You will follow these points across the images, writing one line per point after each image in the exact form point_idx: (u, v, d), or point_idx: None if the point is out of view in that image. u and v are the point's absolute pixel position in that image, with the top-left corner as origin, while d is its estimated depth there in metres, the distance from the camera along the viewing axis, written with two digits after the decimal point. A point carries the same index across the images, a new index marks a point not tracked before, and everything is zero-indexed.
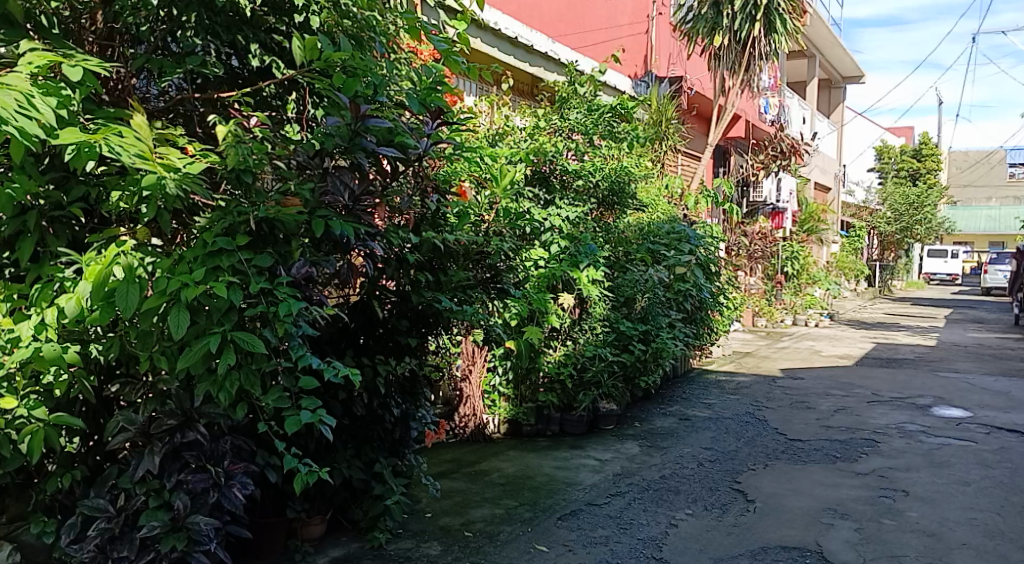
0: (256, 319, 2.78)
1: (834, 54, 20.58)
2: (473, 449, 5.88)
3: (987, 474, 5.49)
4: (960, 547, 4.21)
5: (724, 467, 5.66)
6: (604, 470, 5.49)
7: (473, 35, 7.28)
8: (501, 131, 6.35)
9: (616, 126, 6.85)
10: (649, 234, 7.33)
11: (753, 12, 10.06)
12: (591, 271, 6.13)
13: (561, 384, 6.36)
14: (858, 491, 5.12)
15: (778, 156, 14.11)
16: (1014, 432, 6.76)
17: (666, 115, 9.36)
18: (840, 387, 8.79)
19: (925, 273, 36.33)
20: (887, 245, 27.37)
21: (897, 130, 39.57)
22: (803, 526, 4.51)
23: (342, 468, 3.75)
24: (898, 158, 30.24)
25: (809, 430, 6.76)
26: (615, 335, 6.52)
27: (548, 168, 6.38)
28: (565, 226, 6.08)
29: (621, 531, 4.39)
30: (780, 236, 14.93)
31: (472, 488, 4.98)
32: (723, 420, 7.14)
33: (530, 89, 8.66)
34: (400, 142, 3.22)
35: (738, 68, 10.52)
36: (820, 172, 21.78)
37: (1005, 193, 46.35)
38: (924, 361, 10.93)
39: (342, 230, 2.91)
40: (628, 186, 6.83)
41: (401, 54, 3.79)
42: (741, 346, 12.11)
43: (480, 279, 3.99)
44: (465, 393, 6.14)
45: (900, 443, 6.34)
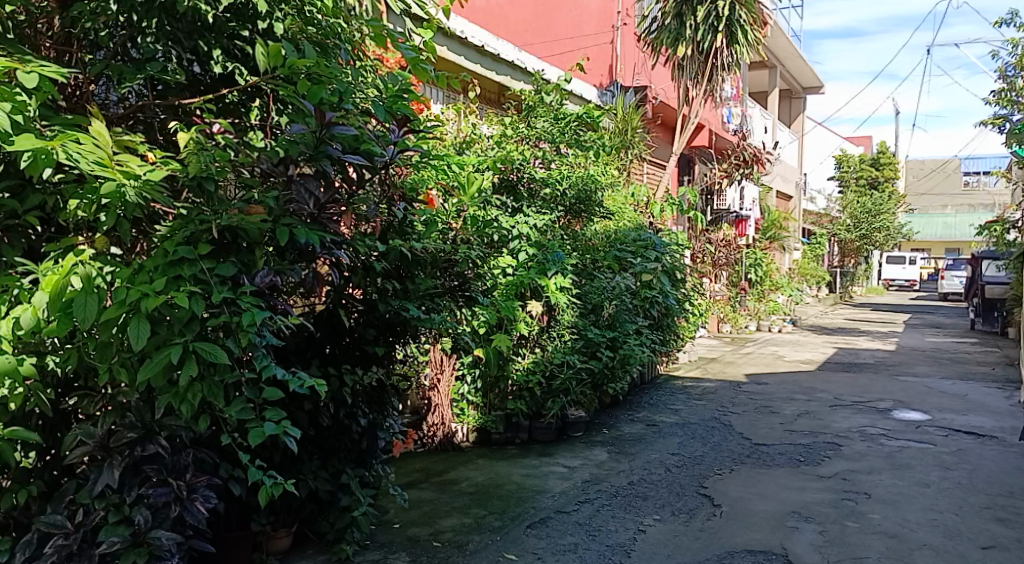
0: (219, 329, 2.73)
1: (795, 65, 20.99)
2: (442, 459, 5.85)
3: (946, 475, 5.61)
4: (921, 548, 4.28)
5: (691, 472, 5.70)
6: (573, 477, 5.50)
7: (440, 43, 7.28)
8: (469, 139, 6.35)
9: (582, 135, 6.92)
10: (617, 242, 7.34)
11: (715, 23, 10.20)
12: (559, 278, 6.10)
13: (530, 392, 6.26)
14: (822, 494, 5.19)
15: (740, 165, 14.35)
16: (971, 434, 6.92)
17: (632, 124, 9.45)
18: (803, 392, 8.93)
19: (885, 279, 37.05)
20: (847, 252, 27.94)
21: (856, 139, 40.43)
22: (768, 529, 4.56)
23: (308, 480, 3.70)
24: (857, 167, 30.79)
25: (774, 435, 6.85)
26: (583, 342, 6.58)
27: (516, 176, 6.36)
28: (533, 233, 6.01)
29: (590, 537, 4.40)
30: (743, 243, 15.17)
31: (441, 497, 4.95)
32: (690, 425, 7.20)
33: (497, 98, 8.69)
34: (367, 149, 3.19)
35: (700, 78, 10.68)
36: (783, 180, 22.19)
37: (960, 200, 47.58)
38: (885, 365, 11.14)
39: (307, 238, 2.87)
40: (595, 195, 6.81)
41: (366, 62, 3.77)
42: (707, 352, 12.24)
43: (448, 287, 3.99)
44: (433, 401, 6.14)
45: (862, 446, 6.45)
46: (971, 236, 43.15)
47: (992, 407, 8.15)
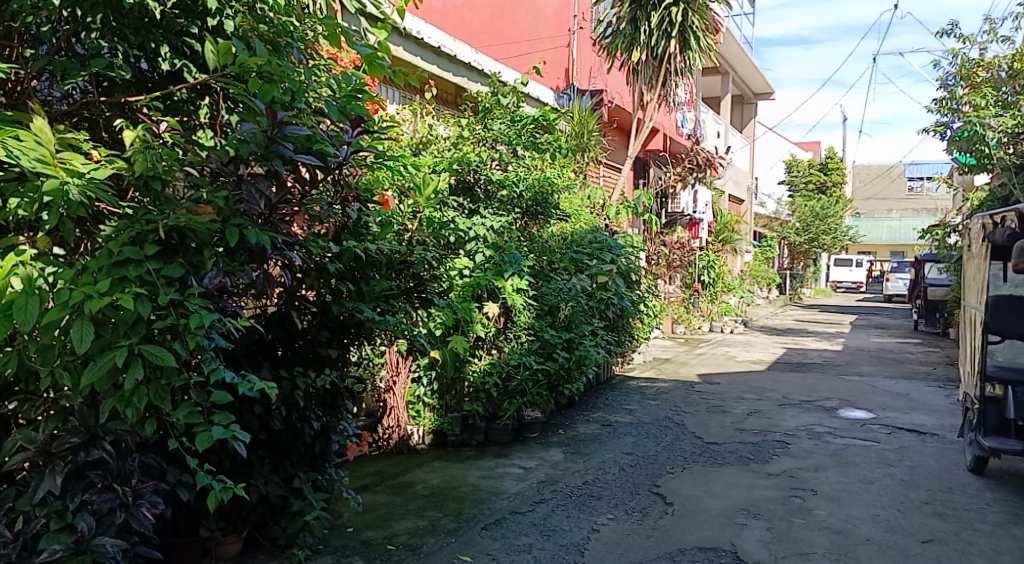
0: (166, 332, 2.67)
1: (747, 71, 21.40)
2: (398, 462, 5.81)
3: (888, 472, 5.77)
4: (864, 543, 4.39)
5: (644, 472, 5.77)
6: (528, 477, 5.52)
7: (395, 43, 7.24)
8: (425, 140, 6.34)
9: (538, 137, 6.96)
10: (573, 244, 7.44)
11: (668, 29, 10.33)
12: (516, 280, 6.19)
13: (487, 393, 6.27)
14: (769, 492, 5.30)
15: (693, 169, 14.49)
16: (913, 432, 7.14)
17: (588, 127, 9.51)
18: (753, 391, 9.11)
19: (832, 281, 37.97)
20: (797, 255, 28.60)
21: (806, 145, 41.40)
22: (718, 527, 4.64)
23: (258, 484, 3.63)
24: (806, 171, 31.52)
25: (725, 434, 6.97)
26: (539, 343, 6.64)
27: (472, 178, 6.34)
28: (491, 235, 6.03)
29: (544, 538, 4.42)
30: (696, 246, 15.43)
31: (396, 500, 4.92)
32: (644, 425, 7.28)
33: (454, 99, 8.66)
34: (320, 149, 3.14)
35: (655, 83, 10.78)
36: (735, 184, 22.63)
37: (904, 204, 49.01)
38: (831, 365, 11.43)
39: (257, 239, 2.82)
40: (552, 197, 6.81)
41: (319, 60, 3.73)
42: (661, 353, 12.40)
43: (404, 289, 3.97)
44: (389, 403, 6.06)
45: (809, 444, 6.60)
46: (915, 239, 44.49)
47: (933, 406, 8.42)
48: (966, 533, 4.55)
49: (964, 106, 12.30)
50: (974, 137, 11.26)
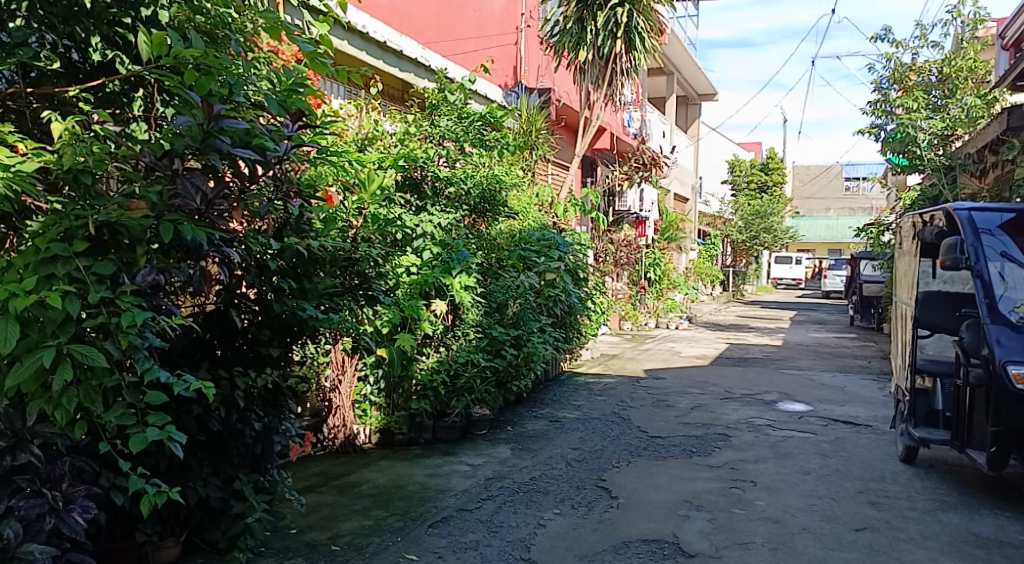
0: (97, 331, 2.61)
1: (692, 72, 21.72)
2: (343, 462, 5.74)
3: (824, 463, 5.95)
4: (801, 532, 4.52)
5: (590, 466, 5.82)
6: (475, 475, 5.52)
7: (338, 36, 7.11)
8: (371, 136, 6.28)
9: (485, 135, 6.90)
10: (521, 242, 7.41)
11: (614, 29, 10.43)
12: (464, 278, 6.12)
13: (434, 391, 6.23)
14: (711, 484, 5.40)
15: (640, 168, 14.65)
16: (848, 424, 7.37)
17: (536, 125, 9.53)
18: (696, 386, 9.29)
19: (773, 278, 38.89)
20: (739, 252, 29.25)
21: (748, 145, 42.33)
22: (661, 519, 4.71)
23: (196, 487, 3.53)
24: (748, 172, 32.27)
25: (669, 428, 7.08)
26: (487, 341, 6.60)
27: (420, 174, 6.33)
28: (438, 232, 6.01)
29: (491, 534, 4.43)
30: (642, 243, 15.68)
31: (341, 500, 4.86)
32: (591, 420, 7.35)
33: (400, 94, 8.58)
34: (258, 143, 3.05)
35: (601, 82, 10.88)
36: (679, 183, 23.00)
37: (842, 204, 50.48)
38: (771, 360, 11.71)
39: (193, 235, 2.74)
40: (500, 195, 6.82)
41: (259, 53, 3.64)
42: (608, 349, 12.52)
43: (348, 287, 3.91)
44: (334, 403, 5.97)
45: (749, 437, 6.75)
46: (851, 237, 45.86)
47: (867, 398, 8.70)
48: (897, 520, 4.71)
49: (897, 109, 12.75)
50: (907, 139, 11.72)
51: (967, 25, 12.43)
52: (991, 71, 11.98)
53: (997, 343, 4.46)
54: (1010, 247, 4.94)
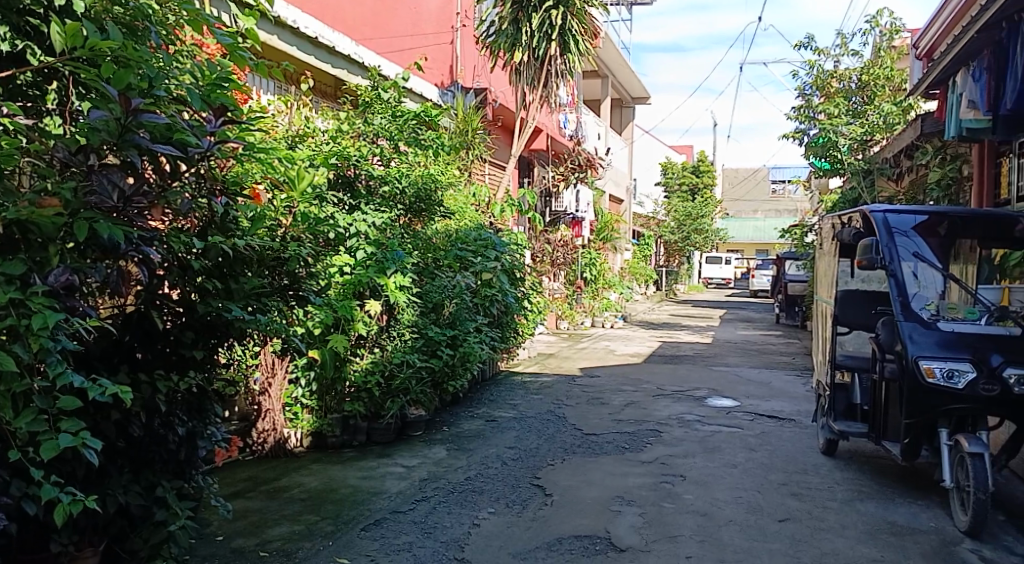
0: (4, 333, 2.49)
1: (626, 76, 22.08)
2: (273, 466, 5.62)
3: (750, 456, 6.13)
4: (727, 524, 4.64)
5: (525, 464, 5.86)
6: (410, 476, 5.49)
7: (267, 31, 6.94)
8: (302, 133, 6.19)
9: (420, 134, 6.89)
10: (458, 242, 7.41)
11: (549, 31, 10.50)
12: (399, 277, 6.08)
13: (369, 393, 6.17)
14: (642, 479, 5.51)
15: (575, 169, 14.87)
16: (774, 418, 7.61)
17: (472, 125, 9.51)
18: (630, 383, 9.45)
19: (704, 278, 39.77)
20: (672, 253, 29.86)
21: (680, 148, 43.29)
22: (593, 515, 4.77)
23: (116, 496, 3.34)
24: (680, 174, 33.00)
25: (603, 425, 7.18)
26: (423, 341, 6.57)
27: (353, 173, 6.25)
28: (372, 232, 5.95)
29: (425, 535, 4.41)
30: (579, 243, 15.95)
31: (270, 505, 4.77)
32: (526, 419, 7.40)
33: (333, 91, 8.45)
34: (179, 139, 2.98)
35: (537, 84, 10.95)
36: (614, 184, 23.36)
37: (769, 206, 52.09)
38: (701, 357, 12.00)
39: (109, 234, 2.64)
40: (435, 194, 6.76)
41: (182, 46, 3.55)
42: (544, 348, 12.59)
43: (277, 287, 3.83)
44: (264, 407, 5.84)
45: (680, 432, 6.90)
46: (777, 238, 47.38)
47: (791, 393, 9.02)
48: (817, 510, 4.89)
49: (819, 114, 13.20)
50: (829, 144, 12.20)
51: (884, 35, 12.97)
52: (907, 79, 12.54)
53: (909, 339, 4.65)
54: (922, 247, 5.18)
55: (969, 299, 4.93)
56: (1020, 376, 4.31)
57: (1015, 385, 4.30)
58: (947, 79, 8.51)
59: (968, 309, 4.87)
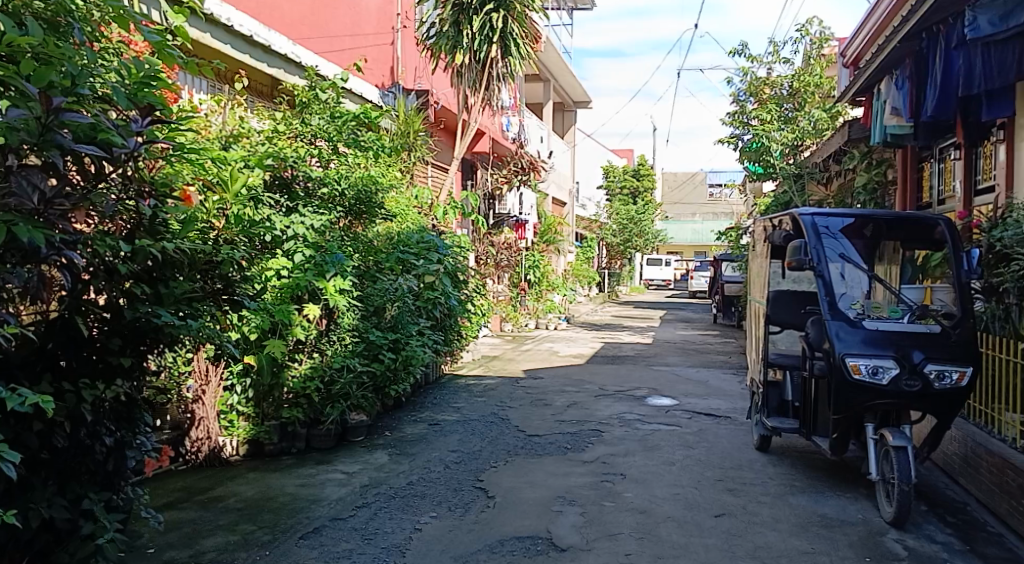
0: None
1: (568, 80, 22.27)
2: (207, 475, 5.48)
3: (688, 453, 6.25)
4: (665, 521, 4.72)
5: (468, 467, 5.85)
6: (350, 482, 5.42)
7: (197, 27, 6.75)
8: (235, 133, 6.04)
9: (360, 135, 6.78)
10: (400, 244, 7.40)
11: (490, 34, 10.51)
12: (339, 280, 5.98)
13: (308, 398, 6.08)
14: (584, 479, 5.56)
15: (518, 172, 15.25)
16: (711, 416, 7.78)
17: (413, 127, 9.45)
18: (572, 384, 9.53)
19: (645, 280, 40.37)
20: (614, 255, 30.26)
21: (621, 151, 43.87)
22: (535, 516, 4.79)
23: (40, 508, 3.19)
24: (621, 177, 33.42)
25: (545, 426, 7.22)
26: (364, 345, 6.45)
27: (290, 174, 6.06)
28: (310, 234, 5.89)
29: (365, 542, 4.36)
30: (522, 246, 16.06)
31: (205, 516, 4.65)
32: (469, 422, 7.38)
33: (269, 91, 8.30)
34: (104, 139, 2.90)
35: (478, 86, 10.94)
36: (557, 187, 23.53)
37: (707, 209, 53.23)
38: (642, 357, 12.18)
39: (30, 238, 2.53)
40: (377, 196, 6.63)
41: (107, 43, 3.44)
42: (488, 351, 12.59)
43: (210, 291, 3.73)
44: (198, 414, 5.68)
45: (621, 431, 6.99)
46: (714, 240, 48.47)
47: (727, 391, 9.23)
48: (752, 505, 5.02)
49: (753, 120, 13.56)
50: (762, 149, 12.57)
51: (814, 43, 13.40)
52: (835, 87, 12.98)
53: (836, 337, 4.81)
54: (848, 249, 5.39)
55: (893, 299, 5.14)
56: (939, 372, 4.51)
57: (934, 380, 4.49)
58: (874, 87, 8.82)
59: (892, 309, 5.08)
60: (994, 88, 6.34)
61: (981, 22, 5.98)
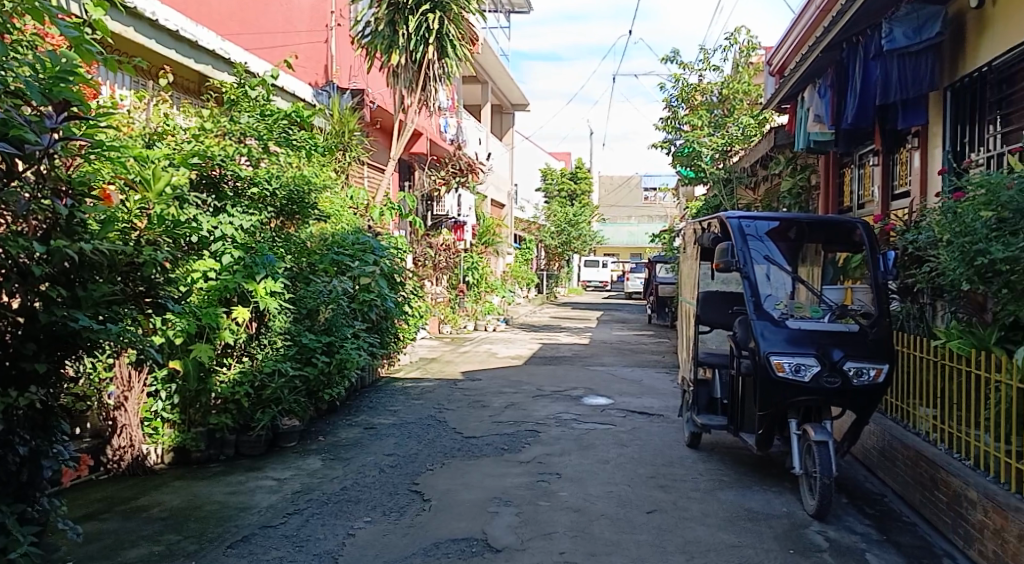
0: None
1: (506, 82, 22.33)
2: (131, 485, 5.30)
3: (622, 451, 6.35)
4: (599, 518, 4.79)
5: (404, 471, 5.81)
6: (282, 489, 5.32)
7: (122, 22, 6.57)
8: (160, 131, 5.89)
9: (292, 134, 6.70)
10: (335, 245, 7.36)
11: (426, 35, 10.48)
12: (269, 282, 5.89)
13: (237, 404, 5.92)
14: (520, 479, 5.59)
15: (456, 173, 15.24)
16: (644, 414, 7.93)
17: (349, 126, 9.32)
18: (510, 385, 9.56)
19: (583, 281, 40.83)
20: (553, 257, 30.55)
21: (559, 154, 44.29)
22: (471, 517, 4.79)
23: None
24: (559, 179, 33.71)
25: (482, 427, 7.23)
26: (296, 349, 6.37)
27: (218, 173, 5.90)
28: (239, 235, 5.75)
29: (296, 549, 4.29)
30: (461, 247, 16.06)
31: (128, 526, 4.51)
32: (406, 425, 7.34)
33: (197, 88, 8.08)
34: (16, 135, 2.77)
35: (415, 86, 10.87)
36: (495, 189, 23.60)
37: (642, 212, 54.19)
38: (579, 358, 12.32)
39: None
40: (310, 197, 6.50)
41: (20, 37, 3.31)
42: (426, 353, 12.53)
43: (132, 294, 3.59)
44: (120, 422, 5.50)
45: (556, 431, 7.05)
46: (649, 243, 49.40)
47: (660, 390, 9.42)
48: (682, 500, 5.13)
49: (685, 125, 13.88)
50: (693, 154, 12.96)
51: (741, 51, 13.79)
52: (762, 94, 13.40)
53: (761, 336, 4.95)
54: (773, 251, 5.54)
55: (815, 299, 5.31)
56: (858, 369, 4.69)
57: (853, 377, 4.67)
58: (797, 94, 9.18)
59: (813, 309, 5.25)
60: (910, 98, 6.69)
61: (897, 34, 6.45)
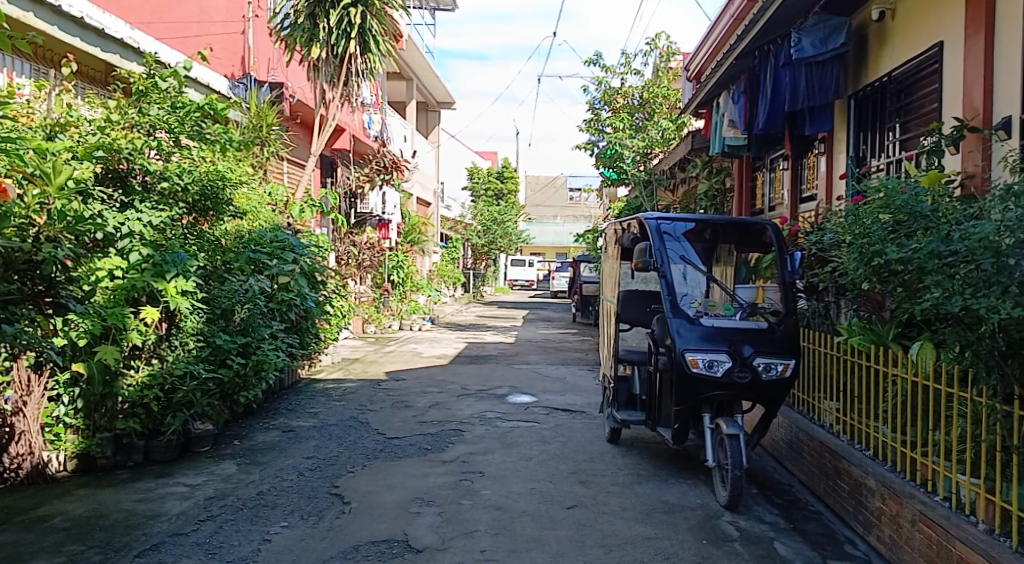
0: None
1: (432, 80, 22.26)
2: (30, 495, 5.03)
3: (544, 449, 6.42)
4: (520, 515, 4.83)
5: (323, 474, 5.71)
6: (194, 495, 5.16)
7: (22, 7, 6.26)
8: (63, 122, 5.61)
9: (204, 128, 6.42)
10: (252, 243, 7.15)
11: (348, 29, 10.34)
12: (180, 281, 5.68)
13: (146, 407, 5.69)
14: (442, 479, 5.58)
15: (381, 171, 14.99)
16: (567, 412, 8.02)
17: (266, 121, 9.10)
18: (435, 385, 9.53)
19: (509, 280, 41.03)
20: (479, 256, 30.60)
21: (485, 154, 44.40)
22: (391, 519, 4.76)
23: None
24: (485, 178, 33.74)
25: (405, 428, 7.18)
26: (209, 350, 6.18)
27: (124, 167, 5.67)
28: (148, 232, 5.53)
29: (208, 556, 4.17)
30: (386, 245, 15.75)
31: (27, 538, 4.29)
32: (327, 427, 7.22)
33: (103, 77, 7.75)
34: None
35: (337, 81, 10.70)
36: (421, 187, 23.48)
37: (568, 212, 54.86)
38: (504, 356, 12.37)
39: None
40: (225, 193, 6.28)
41: None
42: (349, 353, 12.36)
43: (30, 293, 3.44)
44: (18, 428, 5.23)
45: (480, 430, 7.07)
46: (574, 243, 50.03)
47: (583, 387, 9.56)
48: (601, 496, 5.22)
49: (607, 128, 14.18)
50: (615, 155, 13.02)
51: (661, 56, 14.22)
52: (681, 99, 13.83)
53: (677, 334, 5.08)
54: (689, 251, 5.70)
55: (728, 298, 5.48)
56: (766, 364, 4.88)
57: (762, 372, 4.87)
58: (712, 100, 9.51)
59: (726, 307, 5.42)
60: (815, 105, 7.01)
61: (806, 44, 6.68)
